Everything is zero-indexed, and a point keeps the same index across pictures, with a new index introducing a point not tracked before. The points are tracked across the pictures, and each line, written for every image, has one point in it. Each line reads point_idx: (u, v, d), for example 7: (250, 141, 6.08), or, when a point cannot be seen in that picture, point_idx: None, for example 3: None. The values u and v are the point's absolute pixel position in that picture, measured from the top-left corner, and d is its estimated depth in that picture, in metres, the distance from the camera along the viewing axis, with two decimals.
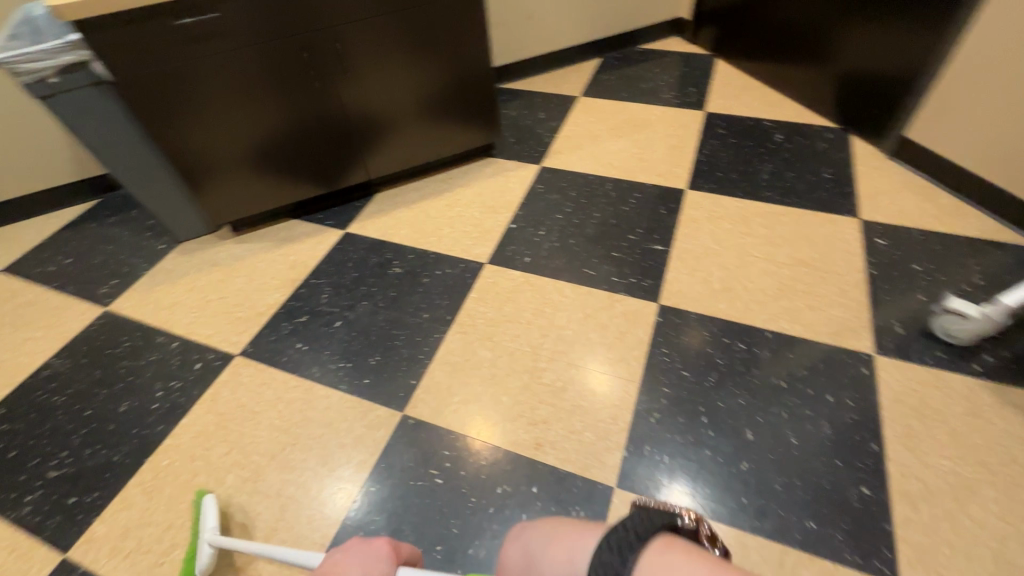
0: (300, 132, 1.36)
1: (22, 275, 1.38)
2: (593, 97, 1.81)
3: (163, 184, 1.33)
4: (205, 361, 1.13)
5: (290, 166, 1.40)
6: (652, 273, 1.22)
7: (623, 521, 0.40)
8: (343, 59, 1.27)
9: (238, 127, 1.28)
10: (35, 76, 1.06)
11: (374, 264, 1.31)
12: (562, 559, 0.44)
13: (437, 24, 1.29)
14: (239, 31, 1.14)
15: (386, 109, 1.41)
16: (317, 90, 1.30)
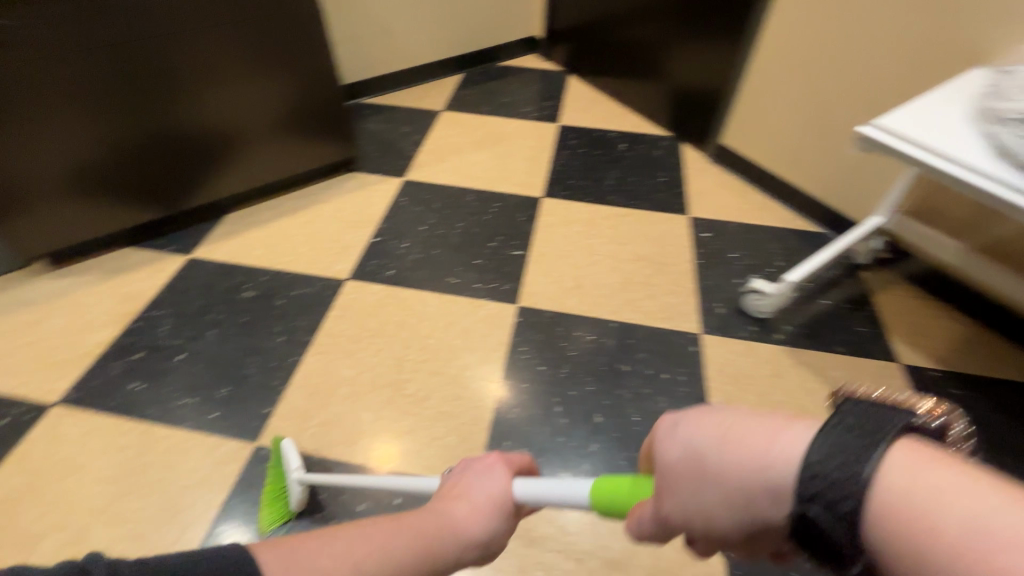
0: (125, 152, 1.23)
1: None
2: (455, 111, 1.86)
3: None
4: (12, 416, 0.99)
5: (116, 189, 1.27)
6: (511, 276, 1.28)
7: (839, 414, 0.30)
8: (169, 73, 1.18)
9: (42, 148, 1.13)
10: None
11: (223, 289, 1.23)
12: (707, 437, 0.35)
13: (275, 37, 1.26)
14: (30, 39, 1.01)
15: (227, 124, 1.33)
16: (145, 105, 1.20)
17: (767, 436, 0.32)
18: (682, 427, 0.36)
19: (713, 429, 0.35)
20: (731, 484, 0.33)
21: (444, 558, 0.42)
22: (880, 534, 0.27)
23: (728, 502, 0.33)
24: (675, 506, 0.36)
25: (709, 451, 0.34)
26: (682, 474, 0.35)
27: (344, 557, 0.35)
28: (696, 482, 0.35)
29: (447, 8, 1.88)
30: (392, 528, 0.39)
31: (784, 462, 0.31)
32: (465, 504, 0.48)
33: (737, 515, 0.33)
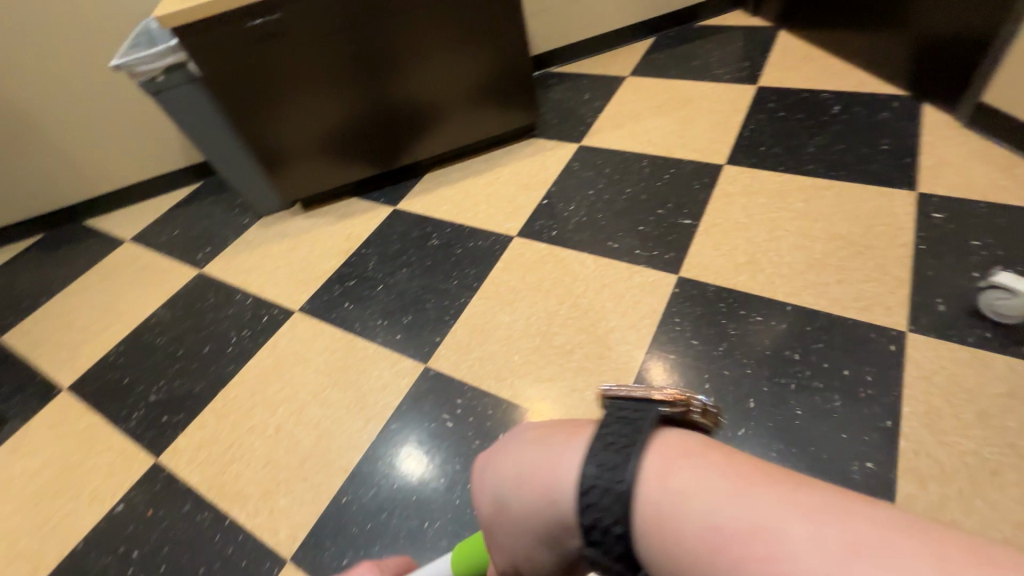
0: (355, 119, 1.51)
1: (142, 244, 1.69)
2: (641, 76, 1.80)
3: (248, 165, 1.54)
4: (270, 315, 1.33)
5: (347, 150, 1.56)
6: (675, 246, 1.23)
7: (601, 425, 0.36)
8: (391, 51, 1.40)
9: (302, 115, 1.46)
10: (147, 75, 1.30)
11: (415, 237, 1.44)
12: (516, 475, 0.41)
13: (476, 12, 1.38)
14: (300, 29, 1.30)
15: (430, 94, 1.52)
16: (373, 78, 1.44)
17: (552, 456, 0.38)
18: (501, 468, 0.43)
19: (527, 458, 0.41)
20: (547, 504, 0.38)
21: None
22: (650, 545, 0.32)
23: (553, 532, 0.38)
24: (525, 539, 0.41)
25: (522, 479, 0.40)
26: (516, 511, 0.41)
27: None
28: (523, 510, 0.40)
29: None
30: None
31: (563, 474, 0.37)
32: (545, 465, 0.38)
33: (555, 516, 0.38)
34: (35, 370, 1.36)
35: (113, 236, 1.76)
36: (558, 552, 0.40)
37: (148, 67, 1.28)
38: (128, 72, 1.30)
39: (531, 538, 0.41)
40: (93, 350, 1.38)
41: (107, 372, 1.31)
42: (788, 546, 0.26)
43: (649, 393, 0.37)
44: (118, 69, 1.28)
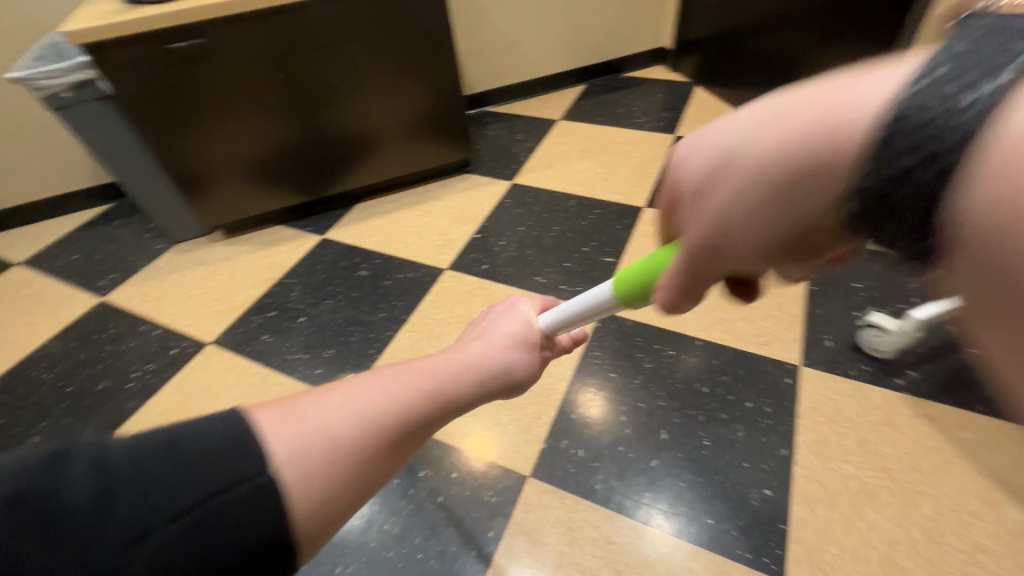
0: (285, 146, 1.48)
1: (35, 267, 1.54)
2: (571, 120, 1.91)
3: (166, 189, 1.46)
4: (179, 347, 1.25)
5: (275, 176, 1.52)
6: (598, 282, 1.28)
7: (950, 38, 0.23)
8: (324, 81, 1.40)
9: (227, 139, 1.41)
10: (50, 90, 1.21)
11: (344, 267, 1.42)
12: (726, 146, 0.31)
13: (410, 50, 1.42)
14: (228, 54, 1.27)
15: (364, 125, 1.52)
16: (305, 106, 1.42)
17: (809, 100, 0.28)
18: (720, 127, 0.32)
19: (751, 119, 0.30)
20: (775, 157, 0.28)
21: (451, 401, 0.48)
22: (732, 180, 0.31)
23: (766, 187, 0.29)
24: (709, 222, 0.32)
25: (739, 140, 0.30)
26: (714, 188, 0.32)
27: (346, 408, 0.40)
28: (730, 176, 0.30)
29: (574, 22, 1.95)
30: (403, 377, 0.46)
31: (863, 110, 0.25)
32: (799, 121, 0.28)
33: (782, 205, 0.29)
34: None
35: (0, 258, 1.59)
36: (776, 246, 0.31)
37: (55, 84, 1.21)
38: (28, 86, 1.21)
39: (713, 227, 0.32)
40: None
41: None
42: (817, 108, 0.27)
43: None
44: (17, 82, 1.19)
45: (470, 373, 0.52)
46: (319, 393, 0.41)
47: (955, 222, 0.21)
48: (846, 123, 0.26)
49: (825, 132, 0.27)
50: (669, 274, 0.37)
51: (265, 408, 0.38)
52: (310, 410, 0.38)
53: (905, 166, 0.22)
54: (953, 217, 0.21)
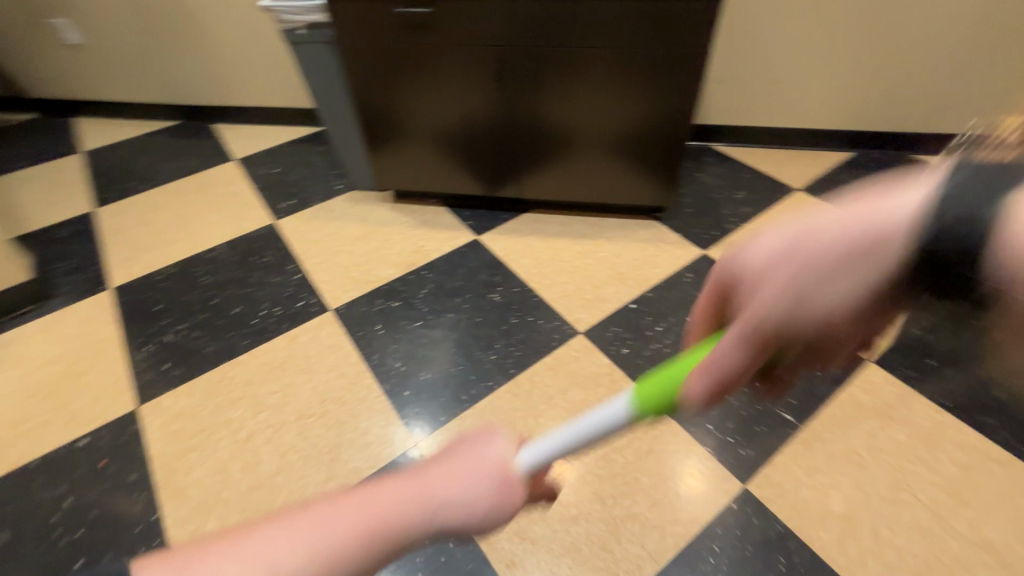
0: (474, 132, 1.37)
1: (245, 170, 1.71)
2: (814, 196, 1.48)
3: (356, 141, 1.48)
4: (305, 303, 1.26)
5: (455, 159, 1.43)
6: (757, 442, 0.96)
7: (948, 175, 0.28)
8: (535, 78, 1.24)
9: (422, 110, 1.34)
10: (289, 25, 1.25)
11: (480, 282, 1.29)
12: (784, 252, 0.32)
13: (642, 69, 1.18)
14: (449, 28, 1.18)
15: (561, 135, 1.34)
16: (506, 98, 1.29)
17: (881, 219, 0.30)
18: (767, 236, 0.34)
19: (822, 221, 0.32)
20: (852, 258, 0.31)
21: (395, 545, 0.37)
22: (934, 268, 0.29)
23: (854, 274, 0.31)
24: (782, 303, 0.32)
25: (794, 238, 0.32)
26: (813, 252, 0.31)
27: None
28: (808, 270, 0.31)
29: (875, 72, 1.47)
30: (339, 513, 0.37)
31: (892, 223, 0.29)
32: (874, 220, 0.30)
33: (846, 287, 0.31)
34: (101, 256, 1.43)
35: (227, 151, 1.81)
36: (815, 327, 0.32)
37: (292, 20, 1.24)
38: (274, 16, 1.26)
39: (779, 318, 0.32)
40: (151, 260, 1.41)
41: (150, 290, 1.32)
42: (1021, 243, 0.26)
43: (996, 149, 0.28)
44: (266, 10, 1.24)
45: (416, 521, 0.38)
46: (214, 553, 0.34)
47: None
48: None
49: None
50: (722, 353, 0.32)
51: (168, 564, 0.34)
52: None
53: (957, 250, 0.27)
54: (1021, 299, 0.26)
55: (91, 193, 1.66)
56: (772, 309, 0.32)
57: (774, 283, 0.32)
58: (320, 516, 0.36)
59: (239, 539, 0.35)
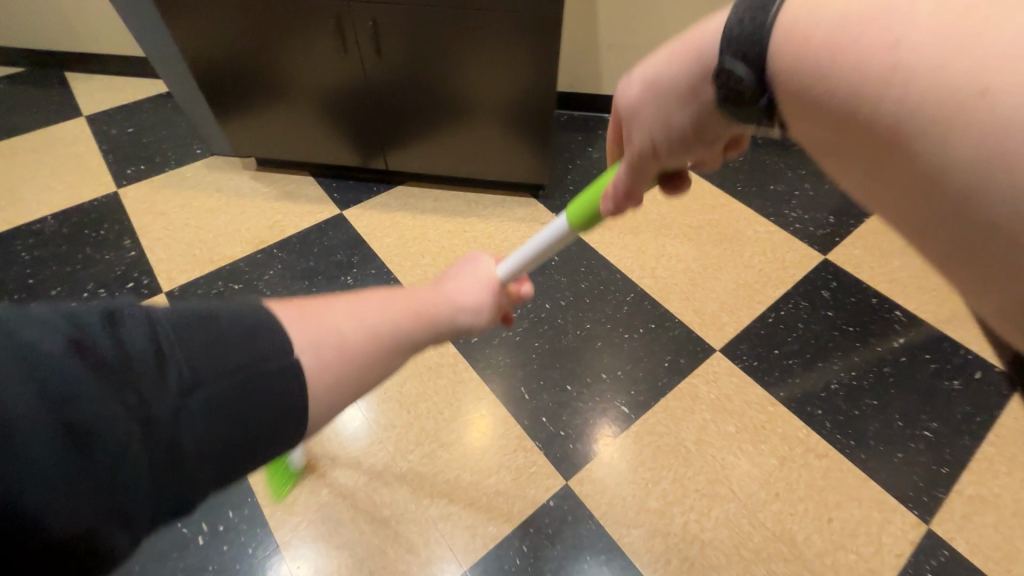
0: (328, 96, 1.25)
1: (93, 128, 1.53)
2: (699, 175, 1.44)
3: (200, 103, 1.31)
4: (136, 284, 1.15)
5: (314, 126, 1.31)
6: (587, 437, 0.94)
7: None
8: (380, 39, 1.12)
9: (266, 70, 1.21)
10: None
11: (334, 262, 1.20)
12: (647, 87, 0.38)
13: (493, 34, 1.08)
14: None
15: (422, 104, 1.23)
16: (354, 59, 1.17)
17: (695, 49, 0.35)
18: (642, 66, 0.39)
19: (666, 53, 0.38)
20: (696, 75, 0.36)
21: (436, 323, 0.44)
22: (798, 71, 0.29)
23: (685, 100, 0.37)
24: (648, 130, 0.40)
25: (800, 22, 0.29)
26: (897, 49, 0.25)
27: (359, 320, 0.37)
28: (654, 104, 0.38)
29: None
30: (397, 296, 0.41)
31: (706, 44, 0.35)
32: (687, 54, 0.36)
33: (687, 113, 0.37)
34: None
35: (76, 105, 1.60)
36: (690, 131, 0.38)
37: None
38: None
39: (652, 135, 0.40)
40: None
41: None
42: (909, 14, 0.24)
43: None
44: None
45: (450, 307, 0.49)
46: (333, 299, 0.37)
47: (897, 132, 0.25)
48: (897, 86, 0.25)
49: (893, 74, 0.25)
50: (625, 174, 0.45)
51: (293, 307, 0.35)
52: (327, 312, 0.36)
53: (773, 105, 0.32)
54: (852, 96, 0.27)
55: None
56: (638, 105, 0.39)
57: (641, 101, 0.39)
58: (378, 299, 0.40)
59: (332, 299, 0.37)
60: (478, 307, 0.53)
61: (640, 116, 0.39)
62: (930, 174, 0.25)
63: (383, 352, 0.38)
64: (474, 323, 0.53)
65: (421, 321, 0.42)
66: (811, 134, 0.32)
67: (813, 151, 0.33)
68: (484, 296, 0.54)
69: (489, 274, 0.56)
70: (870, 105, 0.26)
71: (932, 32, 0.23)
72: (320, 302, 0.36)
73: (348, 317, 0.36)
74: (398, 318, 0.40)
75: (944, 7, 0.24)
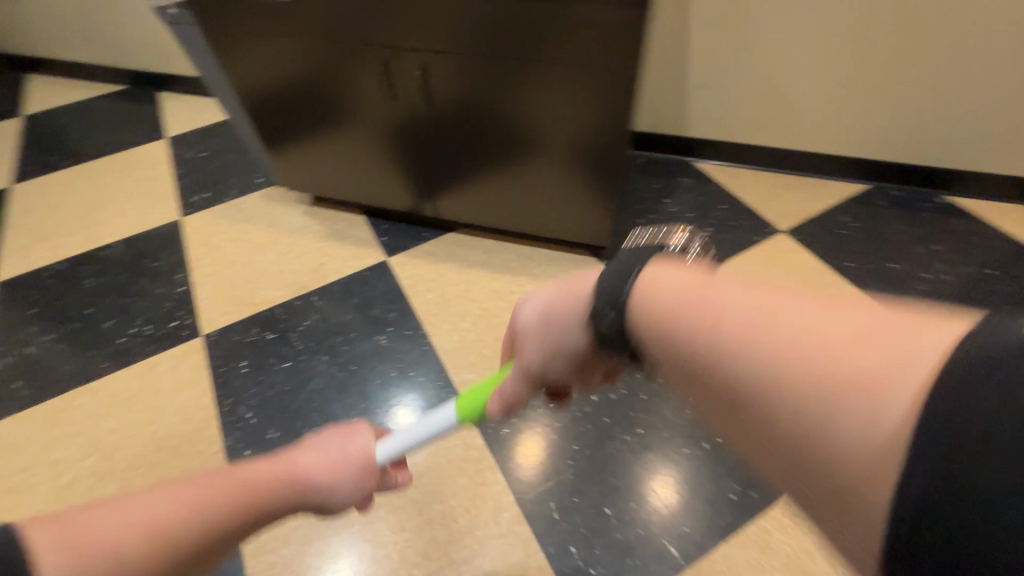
0: (378, 140, 1.16)
1: (171, 150, 1.57)
2: (796, 244, 1.21)
3: (254, 140, 1.28)
4: (179, 323, 1.14)
5: (365, 168, 1.24)
6: None
7: (633, 267, 0.40)
8: (433, 86, 1.01)
9: (318, 111, 1.14)
10: (157, 3, 1.04)
11: (370, 318, 1.13)
12: (540, 315, 0.47)
13: (558, 88, 0.93)
14: (325, 21, 0.97)
15: (475, 155, 1.11)
16: (406, 106, 1.07)
17: (579, 301, 0.44)
18: (532, 301, 0.48)
19: (561, 295, 0.46)
20: (571, 320, 0.45)
21: (262, 510, 0.50)
22: (664, 344, 0.36)
23: (574, 330, 0.45)
24: (537, 349, 0.48)
25: (710, 320, 0.34)
26: (721, 324, 0.33)
27: (145, 521, 0.42)
28: (550, 327, 0.46)
29: (891, 86, 1.16)
30: (206, 485, 0.48)
31: (579, 297, 0.44)
32: (574, 288, 0.45)
33: (576, 337, 0.45)
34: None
35: (161, 125, 1.67)
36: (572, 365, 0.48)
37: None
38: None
39: (545, 368, 0.49)
40: (45, 253, 1.31)
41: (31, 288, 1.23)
42: (787, 343, 0.30)
43: (662, 240, 0.44)
44: None
45: (292, 489, 0.53)
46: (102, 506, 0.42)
47: (786, 438, 0.30)
48: (782, 386, 0.29)
49: (772, 377, 0.30)
50: (509, 384, 0.52)
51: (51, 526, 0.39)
52: (103, 520, 0.41)
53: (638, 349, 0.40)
54: (719, 382, 0.33)
55: (14, 165, 1.57)
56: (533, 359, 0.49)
57: (537, 346, 0.48)
58: (180, 489, 0.46)
59: (118, 505, 0.42)
60: (336, 489, 0.57)
61: (527, 344, 0.48)
62: (784, 447, 0.30)
63: (170, 557, 0.42)
64: (338, 491, 0.58)
65: (246, 507, 0.49)
66: (695, 391, 0.36)
67: (707, 413, 0.37)
68: (344, 474, 0.58)
69: (356, 449, 0.59)
70: (749, 400, 0.31)
71: (811, 361, 0.29)
72: (77, 511, 0.41)
73: (124, 528, 0.41)
74: (213, 514, 0.46)
75: (811, 356, 0.29)
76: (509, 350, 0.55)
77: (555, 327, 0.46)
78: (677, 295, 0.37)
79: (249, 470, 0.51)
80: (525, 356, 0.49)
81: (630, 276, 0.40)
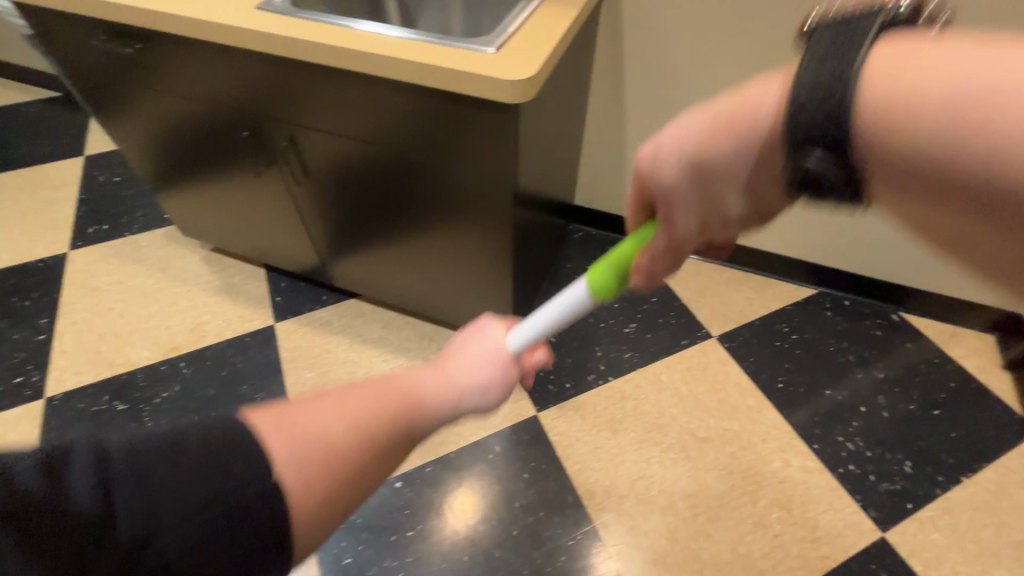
0: (260, 202, 1.04)
1: (84, 169, 1.46)
2: (726, 352, 1.09)
3: (142, 179, 1.14)
4: (26, 380, 1.02)
5: (253, 225, 1.11)
6: None
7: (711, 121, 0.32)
8: (304, 157, 0.89)
9: (194, 165, 1.02)
10: (21, 32, 0.94)
11: (235, 395, 1.01)
12: (683, 143, 0.33)
13: (432, 176, 0.81)
14: (185, 76, 0.86)
15: (359, 230, 0.98)
16: (279, 172, 0.94)
17: (708, 130, 0.32)
18: (671, 132, 0.34)
19: (665, 155, 0.34)
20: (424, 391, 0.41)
21: (435, 412, 0.41)
22: (885, 122, 0.26)
23: (707, 184, 0.33)
24: (693, 213, 0.35)
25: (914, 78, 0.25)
26: (925, 118, 0.25)
27: (339, 413, 0.33)
28: (687, 171, 0.33)
29: None
30: (385, 382, 0.39)
31: (762, 100, 0.30)
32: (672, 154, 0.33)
33: (729, 180, 0.33)
34: None
35: (84, 140, 1.57)
36: (757, 191, 0.33)
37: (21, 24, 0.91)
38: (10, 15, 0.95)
39: (702, 219, 0.36)
40: None
41: None
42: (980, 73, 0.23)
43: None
44: None
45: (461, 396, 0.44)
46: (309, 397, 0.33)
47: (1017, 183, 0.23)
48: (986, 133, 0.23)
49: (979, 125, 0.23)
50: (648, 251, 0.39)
51: None
52: (310, 411, 0.32)
53: (839, 137, 0.27)
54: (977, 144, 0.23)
55: None
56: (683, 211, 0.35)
57: (668, 186, 0.35)
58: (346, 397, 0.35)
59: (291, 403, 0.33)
60: (493, 390, 0.47)
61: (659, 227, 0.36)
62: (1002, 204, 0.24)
63: None
64: (485, 402, 0.47)
65: (407, 410, 0.38)
66: (896, 189, 0.27)
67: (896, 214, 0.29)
68: (499, 344, 0.50)
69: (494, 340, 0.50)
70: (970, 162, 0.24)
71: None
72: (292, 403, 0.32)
73: (326, 419, 0.32)
74: None
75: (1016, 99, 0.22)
76: (644, 197, 0.38)
77: (712, 169, 0.32)
78: (855, 102, 0.27)
79: (420, 369, 0.43)
80: (672, 220, 0.36)
81: (845, 43, 0.27)
